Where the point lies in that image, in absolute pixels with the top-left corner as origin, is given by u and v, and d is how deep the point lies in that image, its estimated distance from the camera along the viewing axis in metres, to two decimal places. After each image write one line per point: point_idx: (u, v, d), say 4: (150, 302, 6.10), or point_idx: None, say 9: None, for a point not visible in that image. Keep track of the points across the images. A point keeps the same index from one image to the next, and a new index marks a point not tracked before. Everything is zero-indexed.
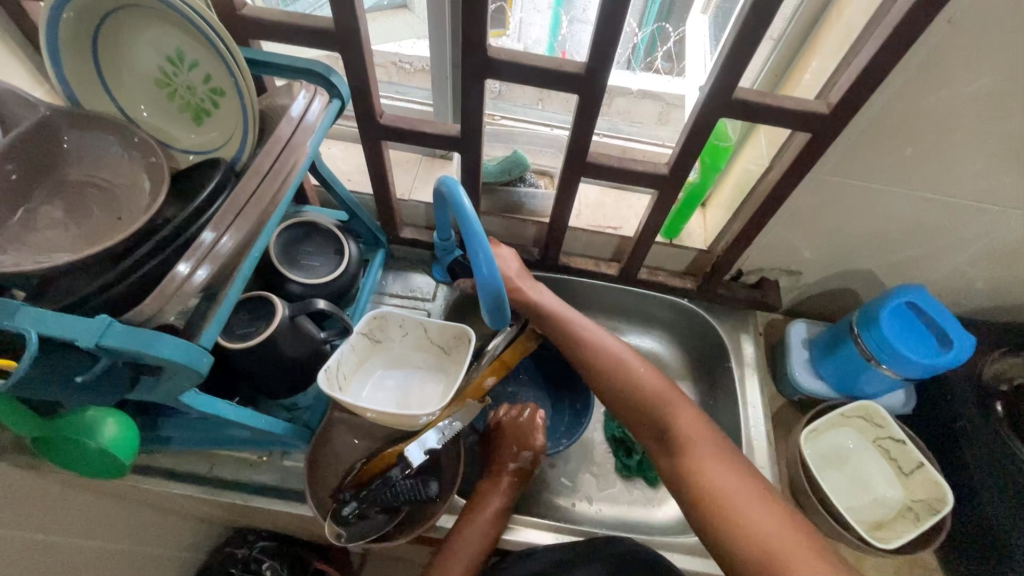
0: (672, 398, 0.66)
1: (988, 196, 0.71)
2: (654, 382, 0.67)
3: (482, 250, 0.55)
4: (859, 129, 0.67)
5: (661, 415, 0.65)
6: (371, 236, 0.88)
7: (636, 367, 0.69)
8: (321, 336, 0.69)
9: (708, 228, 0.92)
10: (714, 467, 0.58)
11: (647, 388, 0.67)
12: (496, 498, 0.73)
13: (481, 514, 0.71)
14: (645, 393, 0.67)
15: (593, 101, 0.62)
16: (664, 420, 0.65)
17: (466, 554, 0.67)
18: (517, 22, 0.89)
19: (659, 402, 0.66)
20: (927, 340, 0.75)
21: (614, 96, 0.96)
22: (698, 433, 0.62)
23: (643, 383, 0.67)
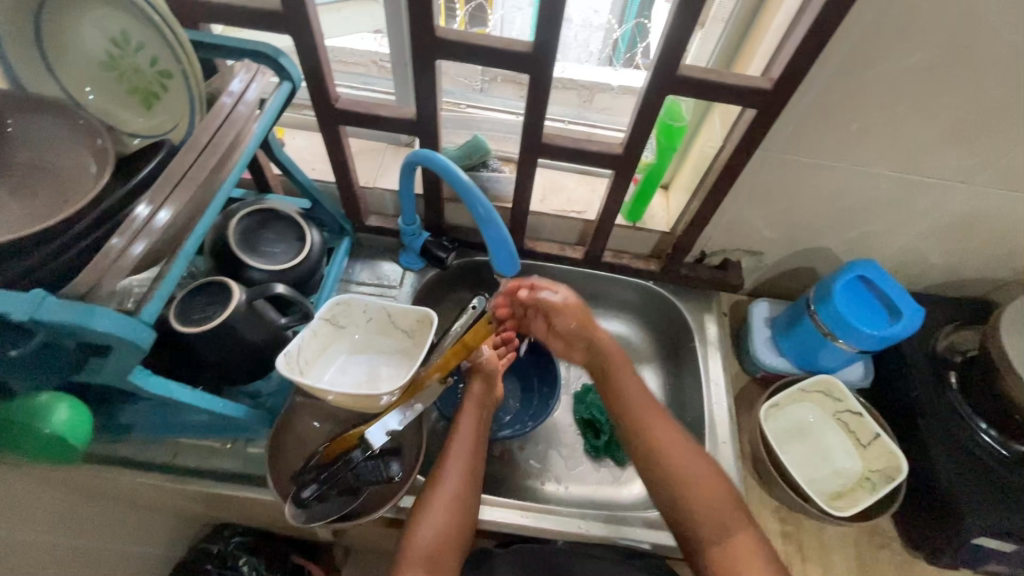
0: (728, 496, 0.67)
1: (931, 169, 0.73)
2: (708, 477, 0.68)
3: (477, 200, 0.64)
4: (806, 106, 0.68)
5: (713, 516, 0.66)
6: (336, 224, 0.89)
7: (687, 449, 0.70)
8: (281, 322, 0.69)
9: (670, 211, 0.94)
10: None
11: (699, 480, 0.68)
12: (476, 391, 0.77)
13: (467, 407, 0.76)
14: (697, 482, 0.67)
15: (543, 81, 0.63)
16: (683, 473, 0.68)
17: (467, 441, 0.73)
18: (498, 18, 0.88)
19: (710, 495, 0.66)
20: (877, 312, 0.78)
21: (596, 93, 0.97)
22: (753, 547, 0.64)
23: (695, 469, 0.68)
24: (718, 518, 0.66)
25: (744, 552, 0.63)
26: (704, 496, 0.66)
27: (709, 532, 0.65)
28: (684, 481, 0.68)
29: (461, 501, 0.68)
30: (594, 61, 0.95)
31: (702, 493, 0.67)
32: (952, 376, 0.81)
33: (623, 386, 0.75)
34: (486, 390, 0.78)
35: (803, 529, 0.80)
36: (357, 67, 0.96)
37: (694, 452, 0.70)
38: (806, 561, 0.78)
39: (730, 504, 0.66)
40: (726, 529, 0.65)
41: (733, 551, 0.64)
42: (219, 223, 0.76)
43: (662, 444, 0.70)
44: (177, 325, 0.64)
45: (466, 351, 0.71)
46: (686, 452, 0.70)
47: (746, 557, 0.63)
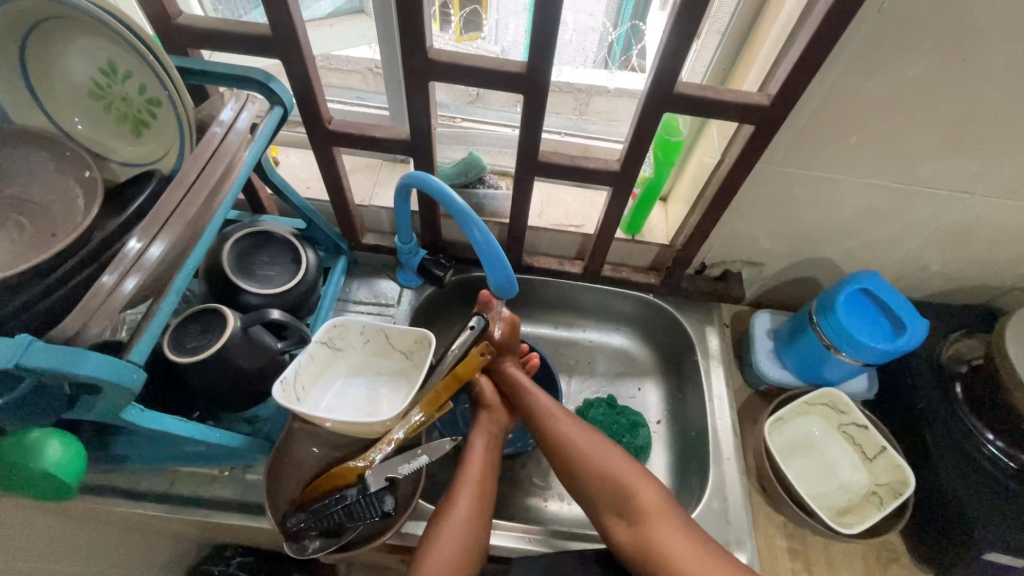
0: (632, 469, 0.69)
1: (933, 180, 0.73)
2: (610, 454, 0.71)
3: (476, 226, 0.63)
4: (805, 120, 0.68)
5: (618, 493, 0.68)
6: (331, 243, 0.88)
7: (591, 440, 0.72)
8: (278, 347, 0.68)
9: (669, 223, 0.93)
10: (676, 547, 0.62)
11: (603, 461, 0.70)
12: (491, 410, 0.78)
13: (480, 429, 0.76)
14: (600, 463, 0.70)
15: (537, 100, 0.62)
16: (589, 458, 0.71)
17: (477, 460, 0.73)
18: (494, 23, 0.86)
19: (614, 471, 0.69)
20: (880, 325, 0.77)
21: (591, 96, 0.96)
22: (659, 505, 0.66)
23: (601, 452, 0.71)
24: (623, 491, 0.68)
25: (655, 513, 0.65)
26: (608, 475, 0.69)
27: (620, 511, 0.67)
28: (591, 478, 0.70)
29: (476, 518, 0.67)
30: (590, 64, 0.94)
31: (606, 476, 0.69)
32: (957, 387, 0.80)
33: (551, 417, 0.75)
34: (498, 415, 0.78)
35: (812, 546, 0.79)
36: (354, 80, 0.96)
37: (597, 439, 0.73)
38: None
39: (635, 473, 0.69)
40: (629, 497, 0.67)
41: (640, 519, 0.65)
42: (213, 245, 0.75)
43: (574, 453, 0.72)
44: (170, 353, 0.63)
45: (457, 385, 0.72)
46: (593, 446, 0.72)
47: (658, 517, 0.65)
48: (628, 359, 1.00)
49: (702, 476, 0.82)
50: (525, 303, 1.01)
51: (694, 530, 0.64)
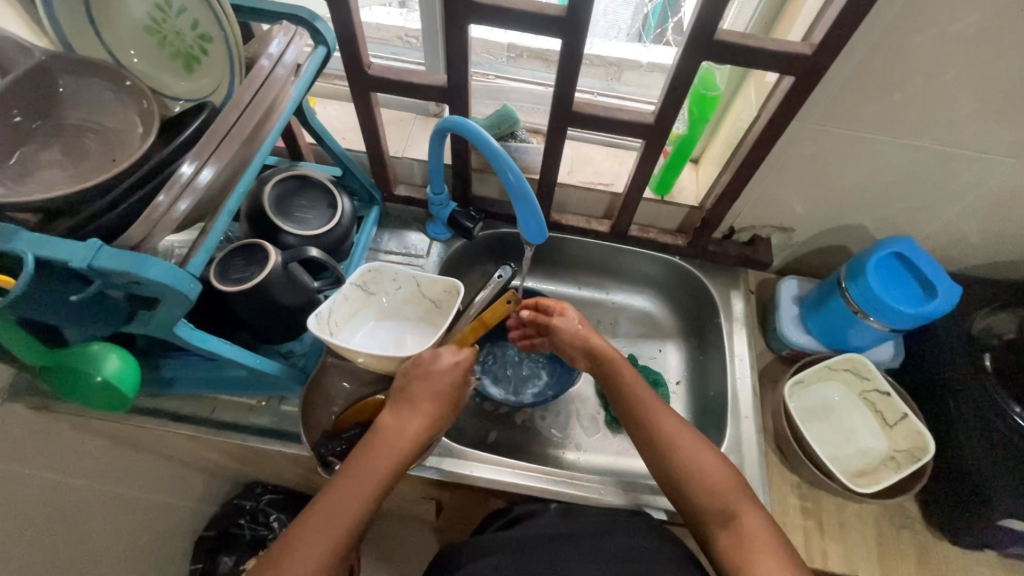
0: (728, 475, 0.63)
1: (977, 143, 0.71)
2: (708, 457, 0.65)
3: (511, 170, 0.64)
4: (847, 75, 0.66)
5: (719, 506, 0.62)
6: (365, 193, 0.90)
7: (685, 432, 0.67)
8: (314, 286, 0.72)
9: (700, 185, 0.92)
10: (727, 488, 0.62)
11: (690, 452, 0.65)
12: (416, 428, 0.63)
13: (384, 452, 0.61)
14: (688, 455, 0.65)
15: (576, 47, 0.63)
16: (676, 455, 0.65)
17: (361, 485, 0.59)
18: None
19: (707, 476, 0.63)
20: (912, 290, 0.76)
21: (623, 69, 0.95)
22: (761, 526, 0.60)
23: (692, 447, 0.65)
24: (721, 501, 0.62)
25: (754, 536, 0.60)
26: (705, 479, 0.63)
27: (718, 527, 0.61)
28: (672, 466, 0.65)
29: (323, 570, 0.54)
30: (624, 37, 0.93)
31: (697, 474, 0.64)
32: (986, 358, 0.77)
33: (592, 333, 0.77)
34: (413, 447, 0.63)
35: (825, 505, 0.80)
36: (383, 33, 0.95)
37: (687, 429, 0.67)
38: (826, 537, 0.78)
39: (734, 486, 0.63)
40: (729, 513, 0.61)
41: (739, 535, 0.60)
42: (255, 188, 0.78)
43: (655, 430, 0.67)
44: (216, 283, 0.66)
45: (483, 329, 0.75)
46: (675, 426, 0.67)
47: (757, 540, 0.59)
48: (651, 322, 1.01)
49: (719, 433, 0.84)
50: (550, 262, 1.02)
51: (797, 561, 0.58)
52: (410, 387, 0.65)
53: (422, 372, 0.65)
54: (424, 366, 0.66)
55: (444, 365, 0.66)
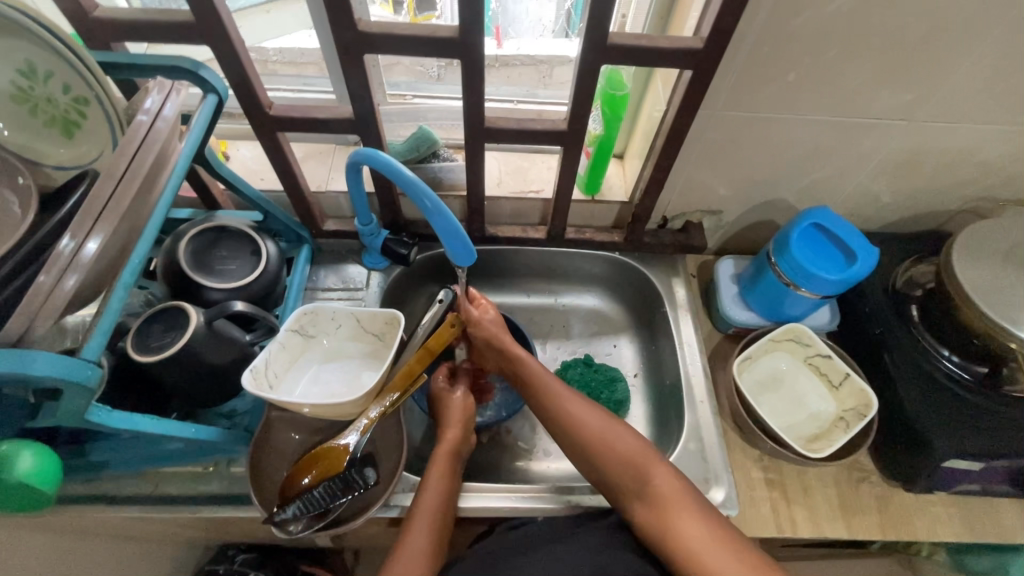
0: (635, 448, 0.69)
1: (870, 110, 0.74)
2: (618, 433, 0.71)
3: (427, 197, 0.63)
4: (742, 61, 0.68)
5: (630, 473, 0.68)
6: (292, 233, 0.87)
7: (594, 412, 0.73)
8: (247, 339, 0.69)
9: (627, 179, 0.94)
10: (629, 447, 0.69)
11: (597, 431, 0.71)
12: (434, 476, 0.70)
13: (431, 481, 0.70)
14: (597, 434, 0.71)
15: (475, 64, 0.62)
16: (577, 427, 0.72)
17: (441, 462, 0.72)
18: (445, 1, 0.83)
19: (616, 449, 0.69)
20: (834, 256, 0.79)
21: (553, 67, 0.94)
22: (672, 484, 0.66)
23: (599, 423, 0.72)
24: (634, 472, 0.68)
25: (668, 496, 0.65)
26: (613, 449, 0.70)
27: (635, 496, 0.67)
28: (583, 443, 0.71)
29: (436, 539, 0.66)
30: (549, 34, 0.91)
31: (610, 453, 0.70)
32: (913, 310, 0.84)
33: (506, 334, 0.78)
34: (439, 495, 0.69)
35: (787, 474, 0.82)
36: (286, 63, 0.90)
37: (596, 409, 0.74)
38: (791, 506, 0.80)
39: (639, 450, 0.69)
40: (642, 477, 0.67)
41: (655, 500, 0.66)
42: (167, 246, 0.74)
43: (561, 410, 0.74)
44: (134, 354, 0.62)
45: (429, 357, 0.74)
46: (585, 407, 0.74)
47: (671, 499, 0.65)
48: (602, 319, 1.02)
49: (679, 419, 0.85)
50: (494, 275, 1.02)
51: (710, 509, 0.64)
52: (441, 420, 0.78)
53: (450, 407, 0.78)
54: (439, 413, 0.79)
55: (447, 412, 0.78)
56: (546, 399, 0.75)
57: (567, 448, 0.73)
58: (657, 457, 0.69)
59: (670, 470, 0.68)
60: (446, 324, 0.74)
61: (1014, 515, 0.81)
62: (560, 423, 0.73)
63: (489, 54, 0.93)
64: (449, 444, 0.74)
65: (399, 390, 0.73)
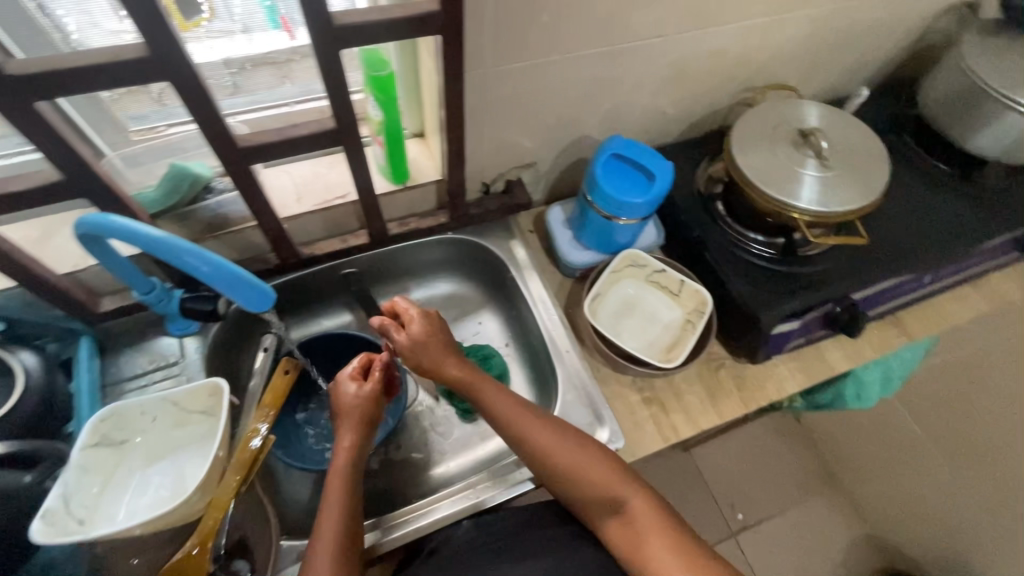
0: (607, 470, 0.65)
1: (625, 35, 0.77)
2: (589, 457, 0.66)
3: (190, 254, 0.53)
4: (492, 18, 0.66)
5: (603, 496, 0.65)
6: (58, 329, 0.73)
7: (559, 436, 0.67)
8: (27, 479, 0.57)
9: (434, 157, 0.90)
10: (600, 471, 0.65)
11: (567, 457, 0.66)
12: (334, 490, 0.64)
13: (327, 519, 0.61)
14: (567, 460, 0.66)
15: (189, 82, 0.53)
16: (546, 456, 0.67)
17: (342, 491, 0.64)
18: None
19: (588, 477, 0.65)
20: (639, 180, 0.83)
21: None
22: (646, 508, 0.63)
23: (570, 452, 0.66)
24: (608, 497, 0.64)
25: (641, 519, 0.63)
26: (586, 474, 0.65)
27: (608, 516, 0.65)
28: (555, 468, 0.66)
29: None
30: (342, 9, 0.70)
31: (583, 477, 0.65)
32: (719, 206, 0.92)
33: (450, 354, 0.73)
34: (342, 518, 0.62)
35: (658, 387, 0.88)
36: None
37: (564, 430, 0.68)
38: (668, 414, 0.86)
39: (612, 474, 0.65)
40: (616, 500, 0.64)
41: (632, 526, 0.63)
42: None
43: (531, 436, 0.67)
44: None
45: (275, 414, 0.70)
46: (552, 430, 0.68)
47: (645, 523, 0.62)
48: (459, 302, 1.00)
49: (554, 374, 0.87)
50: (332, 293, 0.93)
51: (683, 530, 0.62)
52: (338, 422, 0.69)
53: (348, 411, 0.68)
54: (339, 400, 0.69)
55: (345, 400, 0.69)
56: (513, 431, 0.68)
57: (541, 476, 0.68)
58: (629, 478, 0.65)
59: (641, 489, 0.65)
60: (279, 372, 0.72)
61: (836, 351, 0.95)
62: (529, 452, 0.68)
63: (282, 49, 0.75)
64: (346, 454, 0.66)
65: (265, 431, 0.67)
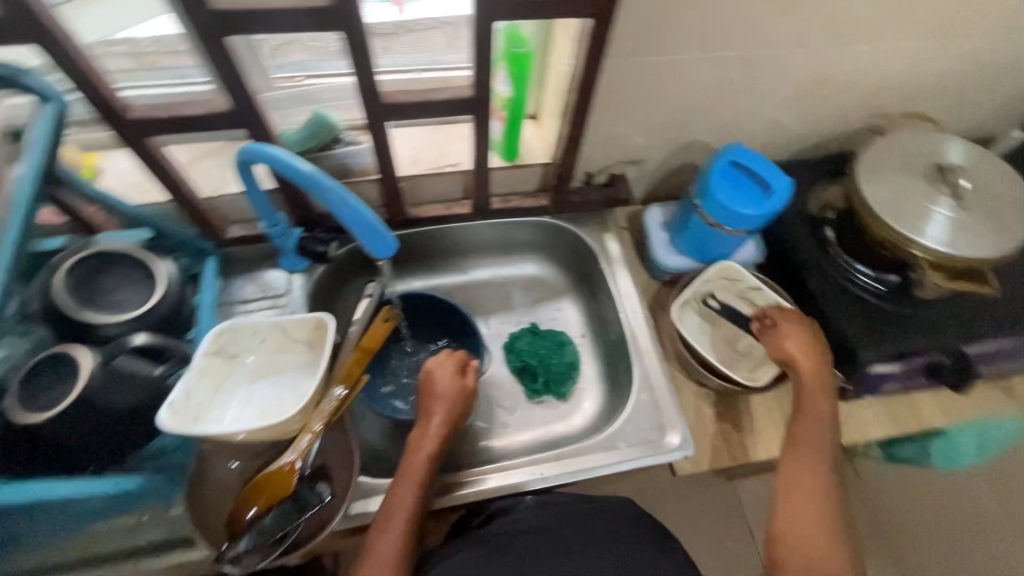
0: (835, 552, 0.61)
1: (766, 42, 0.75)
2: (835, 549, 0.61)
3: (331, 190, 0.58)
4: (639, 11, 0.67)
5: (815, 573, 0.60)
6: (191, 247, 0.79)
7: (829, 510, 0.64)
8: (156, 373, 0.62)
9: (546, 139, 0.91)
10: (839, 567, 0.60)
11: (815, 526, 0.62)
12: (413, 474, 0.65)
13: (400, 495, 0.64)
14: (812, 526, 0.62)
15: (357, 36, 0.57)
16: (794, 505, 0.64)
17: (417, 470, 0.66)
18: None
19: (816, 556, 0.60)
20: (753, 191, 0.81)
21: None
22: None
23: (818, 528, 0.62)
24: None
25: None
26: (816, 552, 0.61)
27: None
28: (785, 510, 0.65)
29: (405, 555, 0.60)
30: None
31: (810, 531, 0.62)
32: (828, 232, 0.88)
33: (819, 359, 0.74)
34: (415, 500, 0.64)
35: (732, 405, 0.86)
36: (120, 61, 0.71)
37: (820, 490, 0.65)
38: (739, 433, 0.84)
39: None
40: None
41: None
42: (41, 284, 0.65)
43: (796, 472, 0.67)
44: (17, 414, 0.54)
45: (368, 357, 0.73)
46: (811, 481, 0.66)
47: None
48: (542, 286, 1.01)
49: (629, 371, 0.87)
50: (426, 256, 0.97)
51: None
52: (426, 402, 0.71)
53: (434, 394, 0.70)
54: (430, 382, 0.71)
55: (439, 390, 0.70)
56: (792, 468, 0.67)
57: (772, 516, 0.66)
58: None
59: None
60: (377, 320, 0.74)
61: (931, 404, 0.89)
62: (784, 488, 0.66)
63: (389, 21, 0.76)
64: (432, 443, 0.67)
65: (351, 378, 0.71)
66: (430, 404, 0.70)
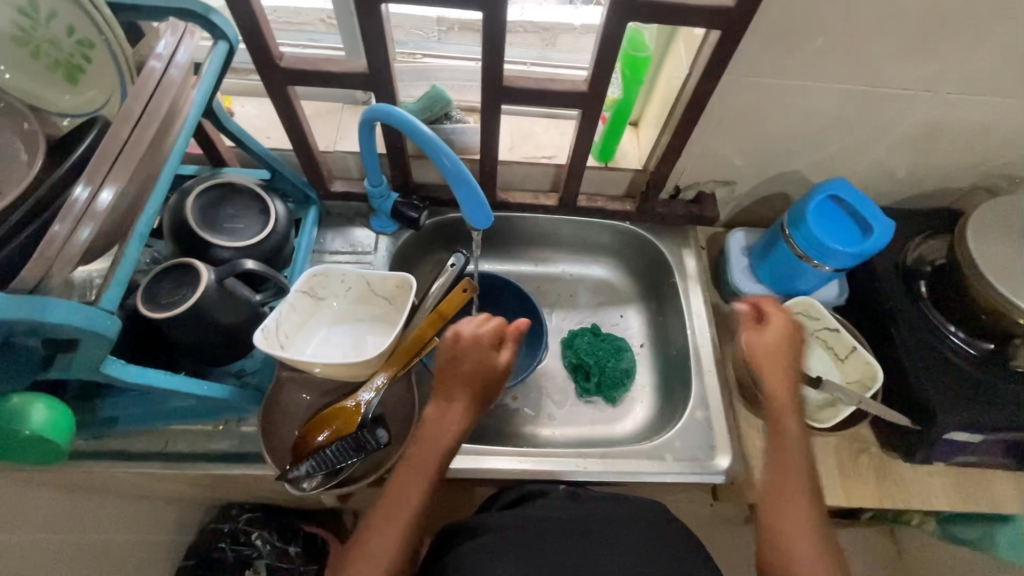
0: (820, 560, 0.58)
1: (893, 80, 0.73)
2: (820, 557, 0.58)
3: (446, 156, 0.62)
4: (766, 31, 0.67)
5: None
6: (299, 193, 0.85)
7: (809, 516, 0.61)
8: (257, 299, 0.68)
9: (642, 147, 0.92)
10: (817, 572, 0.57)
11: (797, 531, 0.60)
12: (428, 454, 0.63)
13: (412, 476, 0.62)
14: (795, 531, 0.60)
15: (496, 19, 0.61)
16: (775, 513, 0.62)
17: (430, 451, 0.63)
18: None
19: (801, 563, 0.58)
20: (851, 230, 0.79)
21: (557, 34, 0.89)
22: None
23: (804, 535, 0.60)
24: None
25: None
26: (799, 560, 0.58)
27: None
28: (774, 527, 0.61)
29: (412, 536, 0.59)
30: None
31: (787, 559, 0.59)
32: (923, 287, 0.84)
33: (789, 356, 0.69)
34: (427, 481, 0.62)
35: None
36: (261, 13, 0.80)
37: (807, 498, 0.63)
38: None
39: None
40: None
41: None
42: (174, 203, 0.72)
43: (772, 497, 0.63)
44: (144, 310, 0.62)
45: (442, 321, 0.74)
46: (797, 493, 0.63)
47: None
48: (609, 290, 1.02)
49: (686, 388, 0.86)
50: (504, 241, 1.00)
51: None
52: (447, 378, 0.66)
53: (456, 372, 0.66)
54: (453, 357, 0.66)
55: (460, 369, 0.65)
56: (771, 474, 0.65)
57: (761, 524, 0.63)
58: None
59: None
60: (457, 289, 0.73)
61: (1007, 486, 0.83)
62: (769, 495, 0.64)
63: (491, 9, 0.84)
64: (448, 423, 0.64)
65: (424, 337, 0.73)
66: (452, 382, 0.66)
